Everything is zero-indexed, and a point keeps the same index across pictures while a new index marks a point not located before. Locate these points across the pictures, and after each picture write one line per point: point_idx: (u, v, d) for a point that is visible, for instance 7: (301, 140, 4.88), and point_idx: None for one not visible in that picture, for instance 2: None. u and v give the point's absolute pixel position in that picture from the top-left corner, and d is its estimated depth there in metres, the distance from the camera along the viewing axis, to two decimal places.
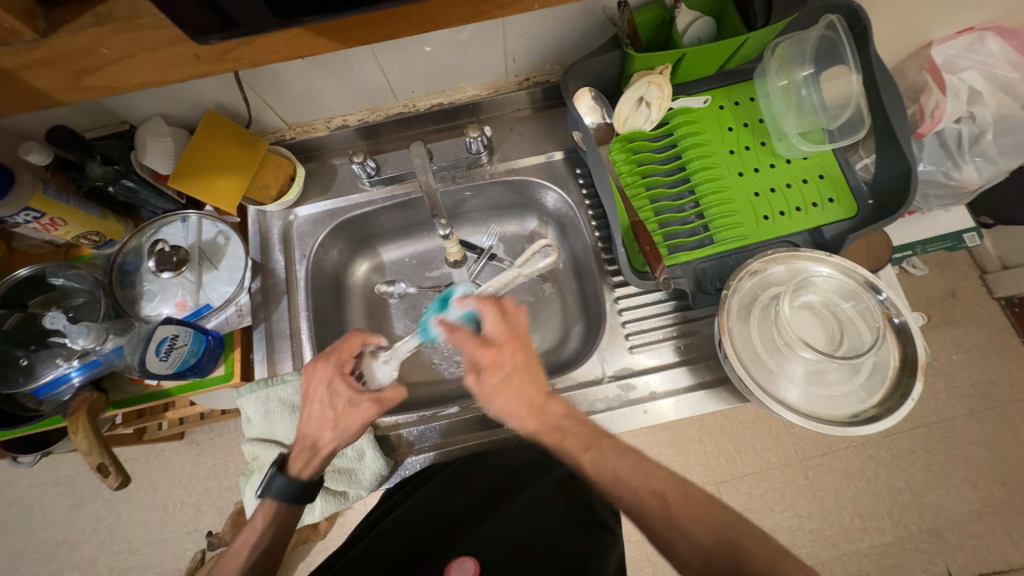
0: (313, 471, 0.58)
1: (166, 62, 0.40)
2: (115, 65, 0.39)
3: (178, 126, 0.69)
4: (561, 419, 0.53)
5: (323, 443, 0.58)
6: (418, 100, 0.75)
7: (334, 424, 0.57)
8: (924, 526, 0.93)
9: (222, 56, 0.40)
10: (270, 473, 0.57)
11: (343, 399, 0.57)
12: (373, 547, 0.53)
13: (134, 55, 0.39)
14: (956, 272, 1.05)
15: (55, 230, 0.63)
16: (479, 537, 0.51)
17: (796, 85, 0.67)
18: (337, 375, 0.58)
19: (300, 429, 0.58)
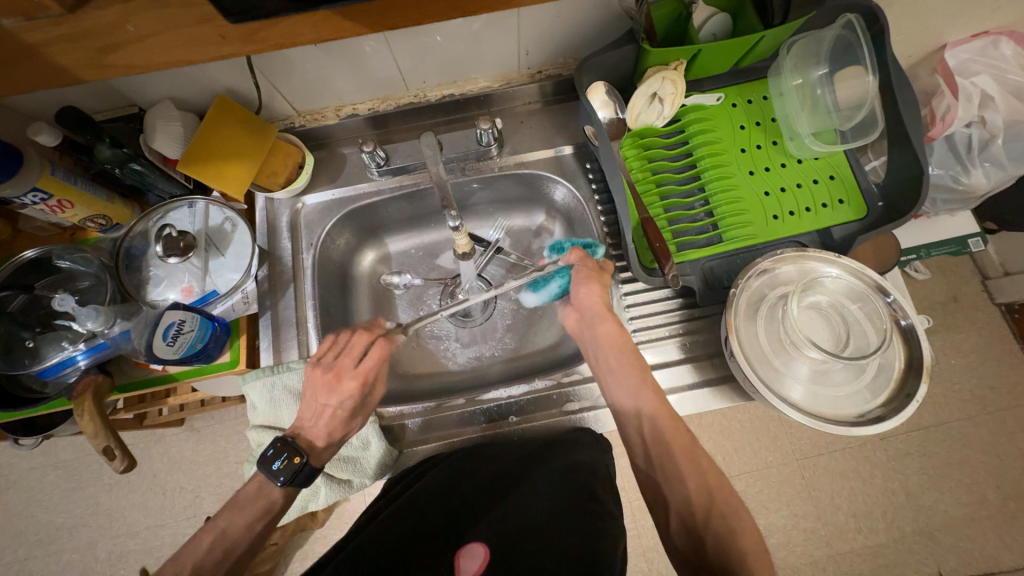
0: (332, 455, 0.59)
1: (190, 42, 0.39)
2: (139, 44, 0.38)
3: (188, 110, 0.69)
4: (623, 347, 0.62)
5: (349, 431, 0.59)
6: (429, 90, 0.75)
7: (363, 414, 0.60)
8: (918, 527, 0.94)
9: (247, 37, 0.39)
10: (301, 463, 0.55)
11: (376, 392, 0.61)
12: (376, 533, 0.53)
13: (159, 33, 0.38)
14: (957, 276, 1.05)
15: (62, 212, 0.63)
16: (487, 528, 0.52)
17: (811, 85, 0.67)
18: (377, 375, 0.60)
19: (324, 424, 0.58)
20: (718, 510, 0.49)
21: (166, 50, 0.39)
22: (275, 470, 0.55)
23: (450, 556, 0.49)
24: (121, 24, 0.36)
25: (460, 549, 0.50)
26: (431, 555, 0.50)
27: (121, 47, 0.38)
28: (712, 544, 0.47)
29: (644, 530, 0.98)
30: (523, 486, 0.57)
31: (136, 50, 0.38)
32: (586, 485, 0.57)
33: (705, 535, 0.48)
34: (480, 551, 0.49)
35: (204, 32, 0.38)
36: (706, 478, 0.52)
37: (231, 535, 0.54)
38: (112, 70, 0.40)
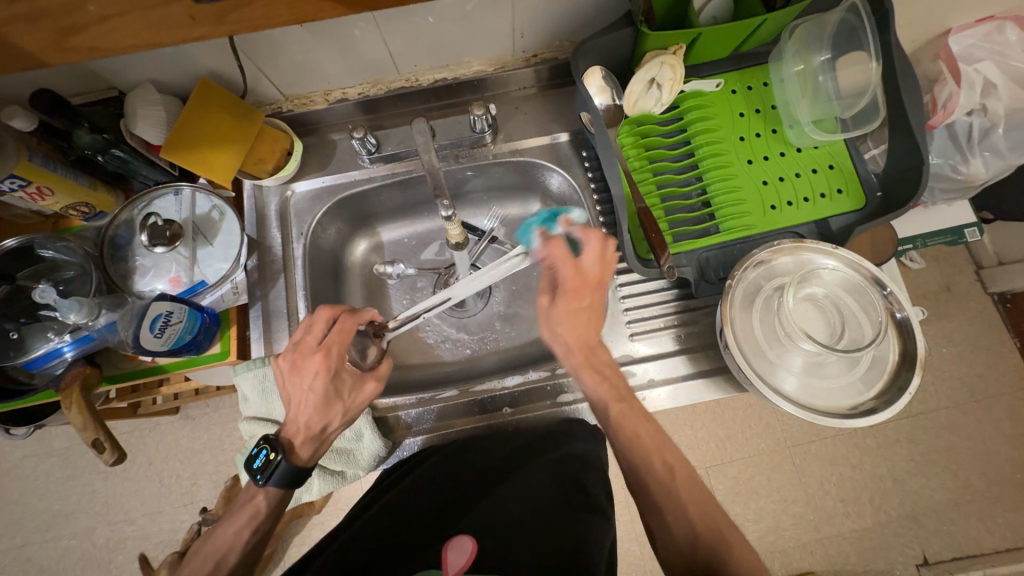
0: (315, 452, 0.57)
1: (160, 23, 0.36)
2: (103, 25, 0.36)
3: (171, 94, 0.66)
4: (607, 365, 0.56)
5: (329, 427, 0.56)
6: (421, 74, 0.72)
7: (341, 407, 0.56)
8: (903, 511, 0.95)
9: (221, 18, 0.37)
10: (276, 460, 0.54)
11: (347, 384, 0.56)
12: (368, 526, 0.53)
13: (124, 13, 0.35)
14: (951, 266, 1.05)
15: (42, 200, 0.61)
16: (481, 517, 0.52)
17: (813, 70, 0.65)
18: (338, 367, 0.55)
19: (299, 421, 0.55)
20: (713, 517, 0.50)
21: (134, 31, 0.37)
22: (257, 469, 0.54)
23: (442, 546, 0.50)
24: (82, 3, 0.34)
25: (447, 541, 0.50)
26: (420, 552, 0.50)
27: (83, 28, 0.36)
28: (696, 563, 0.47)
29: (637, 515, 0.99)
30: (514, 477, 0.57)
31: (100, 32, 0.36)
32: (574, 479, 0.59)
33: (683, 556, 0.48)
34: (469, 545, 0.49)
35: (172, 12, 0.36)
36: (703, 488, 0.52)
37: (227, 542, 0.54)
38: (77, 53, 0.38)
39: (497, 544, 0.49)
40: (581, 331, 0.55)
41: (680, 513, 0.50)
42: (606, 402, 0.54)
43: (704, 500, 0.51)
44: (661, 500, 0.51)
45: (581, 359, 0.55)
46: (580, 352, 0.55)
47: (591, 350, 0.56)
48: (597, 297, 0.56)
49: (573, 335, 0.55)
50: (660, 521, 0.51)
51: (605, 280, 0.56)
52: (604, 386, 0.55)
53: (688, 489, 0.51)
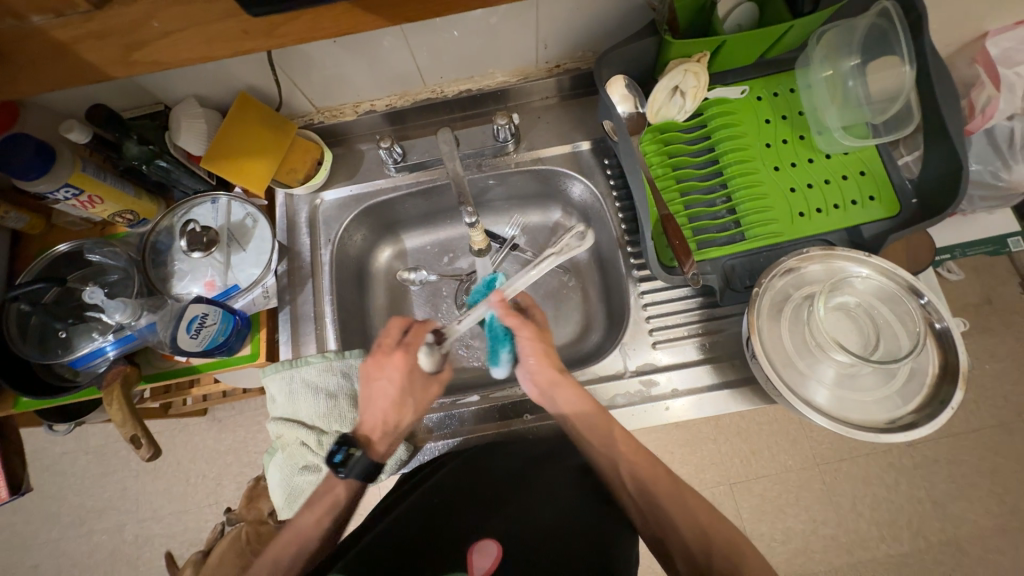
0: (391, 447, 0.61)
1: (215, 38, 0.39)
2: (163, 41, 0.38)
3: (211, 107, 0.70)
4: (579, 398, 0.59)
5: (402, 423, 0.62)
6: (446, 85, 0.74)
7: (415, 403, 0.63)
8: (944, 537, 0.90)
9: (269, 31, 0.38)
10: (357, 453, 0.58)
11: (418, 382, 0.64)
12: (388, 530, 0.53)
13: (183, 29, 0.38)
14: (993, 277, 1.00)
15: (92, 208, 0.65)
16: (505, 521, 0.52)
17: (842, 76, 0.64)
18: (415, 362, 0.63)
19: (377, 415, 0.61)
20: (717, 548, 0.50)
21: (191, 47, 0.39)
22: (337, 462, 0.57)
23: (466, 549, 0.50)
24: (146, 20, 0.36)
25: (473, 543, 0.50)
26: (441, 556, 0.50)
27: (145, 44, 0.38)
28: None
29: None
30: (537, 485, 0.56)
31: (159, 47, 0.39)
32: (602, 487, 0.58)
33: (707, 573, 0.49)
34: (493, 547, 0.49)
35: (228, 27, 0.38)
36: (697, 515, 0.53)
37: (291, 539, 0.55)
38: (139, 68, 0.40)
39: (520, 550, 0.49)
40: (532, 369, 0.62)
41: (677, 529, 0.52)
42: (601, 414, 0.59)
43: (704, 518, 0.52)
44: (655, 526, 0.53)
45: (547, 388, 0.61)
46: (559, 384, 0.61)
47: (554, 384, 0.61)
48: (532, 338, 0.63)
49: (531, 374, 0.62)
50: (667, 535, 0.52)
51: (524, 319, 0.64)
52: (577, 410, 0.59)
53: (676, 499, 0.54)
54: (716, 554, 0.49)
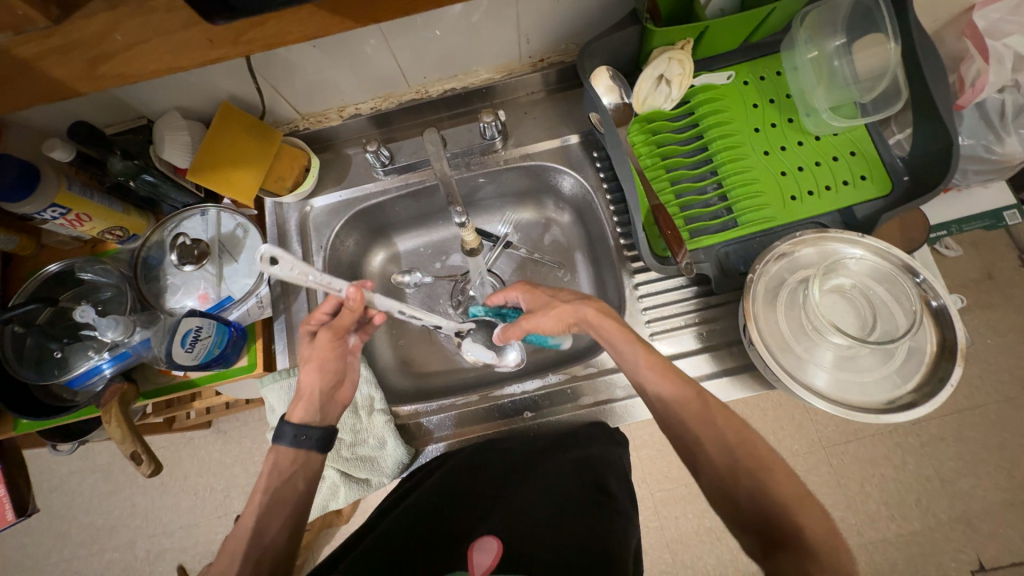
0: (300, 408, 0.56)
1: (182, 47, 0.38)
2: (128, 53, 0.38)
3: (195, 119, 0.70)
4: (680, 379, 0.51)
5: (306, 383, 0.57)
6: (430, 85, 0.74)
7: (309, 360, 0.57)
8: (953, 514, 0.90)
9: (235, 38, 0.38)
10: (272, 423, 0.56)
11: (309, 340, 0.58)
12: (383, 535, 0.52)
13: (148, 40, 0.37)
14: (992, 252, 1.00)
15: (80, 226, 0.65)
16: (502, 519, 0.51)
17: (827, 56, 0.64)
18: (310, 322, 0.59)
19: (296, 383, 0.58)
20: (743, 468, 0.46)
21: (159, 58, 0.39)
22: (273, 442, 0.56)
23: (466, 549, 0.48)
24: (109, 31, 0.36)
25: (473, 542, 0.49)
26: (442, 549, 0.49)
27: (110, 57, 0.38)
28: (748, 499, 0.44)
29: (666, 522, 0.96)
30: (531, 481, 0.57)
31: (125, 59, 0.38)
32: (597, 478, 0.58)
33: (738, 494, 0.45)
34: (494, 544, 0.48)
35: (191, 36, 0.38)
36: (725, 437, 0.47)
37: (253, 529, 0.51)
38: (108, 82, 0.40)
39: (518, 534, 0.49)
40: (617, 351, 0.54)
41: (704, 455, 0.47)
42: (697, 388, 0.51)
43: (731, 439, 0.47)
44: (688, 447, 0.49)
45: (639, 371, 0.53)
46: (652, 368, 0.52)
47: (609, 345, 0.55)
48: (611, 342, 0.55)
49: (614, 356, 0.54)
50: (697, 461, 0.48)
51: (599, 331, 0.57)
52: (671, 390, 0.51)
53: (711, 431, 0.48)
54: (742, 475, 0.45)
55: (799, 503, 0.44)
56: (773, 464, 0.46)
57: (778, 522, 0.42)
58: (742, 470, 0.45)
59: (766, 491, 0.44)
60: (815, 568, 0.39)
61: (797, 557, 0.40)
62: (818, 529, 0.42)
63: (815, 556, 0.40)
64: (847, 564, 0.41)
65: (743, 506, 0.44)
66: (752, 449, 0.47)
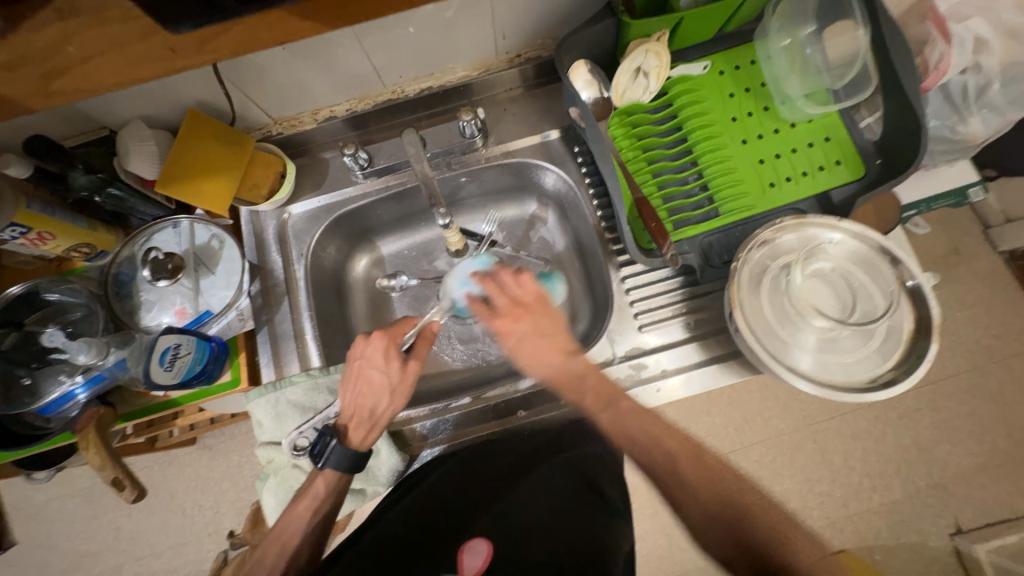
0: (368, 437, 0.58)
1: (141, 58, 0.36)
2: (83, 66, 0.36)
3: (161, 127, 0.67)
4: (581, 375, 0.56)
5: (380, 411, 0.58)
6: (406, 85, 0.72)
7: (399, 391, 0.59)
8: (931, 481, 0.94)
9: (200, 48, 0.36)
10: (330, 443, 0.57)
11: (398, 370, 0.59)
12: (379, 536, 0.53)
13: (101, 54, 0.35)
14: (957, 228, 1.04)
15: (43, 245, 0.61)
16: (491, 523, 0.51)
17: (800, 43, 0.65)
18: (394, 346, 0.60)
19: (352, 401, 0.59)
20: (740, 509, 0.49)
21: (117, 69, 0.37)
22: (316, 453, 0.58)
23: (455, 552, 0.49)
24: (61, 46, 0.34)
25: (463, 545, 0.49)
26: (432, 556, 0.49)
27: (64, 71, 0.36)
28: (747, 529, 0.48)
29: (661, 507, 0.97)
30: (529, 478, 0.57)
31: (83, 73, 0.36)
32: (590, 480, 0.58)
33: (740, 524, 0.48)
34: (484, 547, 0.48)
35: (151, 47, 0.36)
36: (728, 481, 0.52)
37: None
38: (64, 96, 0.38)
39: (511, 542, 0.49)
40: (535, 349, 0.57)
41: (690, 492, 0.51)
42: (610, 398, 0.56)
43: (718, 477, 0.52)
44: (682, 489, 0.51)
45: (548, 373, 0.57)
46: (547, 371, 0.57)
47: (564, 365, 0.57)
48: (548, 316, 0.59)
49: (529, 360, 0.57)
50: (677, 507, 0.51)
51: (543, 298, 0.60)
52: (587, 394, 0.56)
53: (701, 473, 0.52)
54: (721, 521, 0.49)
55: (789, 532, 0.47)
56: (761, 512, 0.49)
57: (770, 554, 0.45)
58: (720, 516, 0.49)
59: (746, 535, 0.47)
60: None
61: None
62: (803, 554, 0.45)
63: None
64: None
65: (739, 541, 0.48)
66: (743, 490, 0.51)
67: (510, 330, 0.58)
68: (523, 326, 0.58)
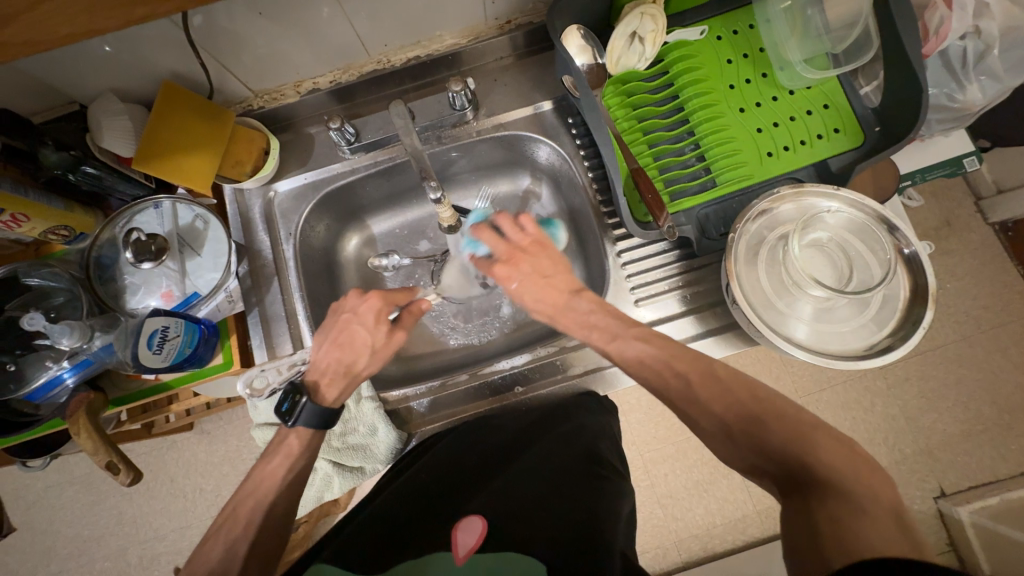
0: (338, 392, 0.57)
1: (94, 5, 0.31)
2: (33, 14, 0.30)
3: (136, 102, 0.64)
4: (589, 313, 0.54)
5: (357, 370, 0.58)
6: (392, 54, 0.69)
7: (382, 355, 0.58)
8: (918, 447, 0.96)
9: None
10: (302, 400, 0.55)
11: (383, 334, 0.58)
12: (377, 514, 0.53)
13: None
14: (949, 199, 1.04)
15: (18, 227, 0.58)
16: (488, 498, 0.51)
17: (800, 5, 0.63)
18: (388, 308, 0.59)
19: (331, 355, 0.58)
20: (759, 419, 0.43)
21: (71, 18, 0.31)
22: (284, 411, 0.56)
23: (449, 529, 0.49)
24: None
25: (457, 522, 0.49)
26: (429, 531, 0.49)
27: (9, 19, 0.29)
28: (761, 442, 0.42)
29: (656, 479, 0.99)
30: (527, 455, 0.57)
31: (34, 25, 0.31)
32: (592, 450, 0.59)
33: (744, 434, 0.43)
34: (478, 524, 0.48)
35: None
36: (738, 395, 0.45)
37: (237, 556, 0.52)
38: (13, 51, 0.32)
39: (507, 519, 0.49)
40: (538, 292, 0.56)
41: (705, 408, 0.46)
42: (616, 331, 0.53)
43: (737, 391, 0.46)
44: (691, 408, 0.47)
45: (554, 317, 0.55)
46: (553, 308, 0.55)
47: (567, 308, 0.55)
48: (548, 255, 0.57)
49: (534, 303, 0.56)
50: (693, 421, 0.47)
51: (542, 239, 0.58)
52: (593, 330, 0.54)
53: (713, 389, 0.46)
54: (738, 432, 0.44)
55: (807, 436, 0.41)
56: (787, 421, 0.43)
57: (790, 463, 0.40)
58: (736, 428, 0.44)
59: (762, 444, 0.42)
60: (838, 504, 0.37)
61: (811, 501, 0.38)
62: (833, 457, 0.40)
63: (839, 495, 0.37)
64: (887, 505, 0.37)
65: (758, 444, 0.42)
66: (764, 400, 0.45)
67: (512, 276, 0.57)
68: (522, 270, 0.56)
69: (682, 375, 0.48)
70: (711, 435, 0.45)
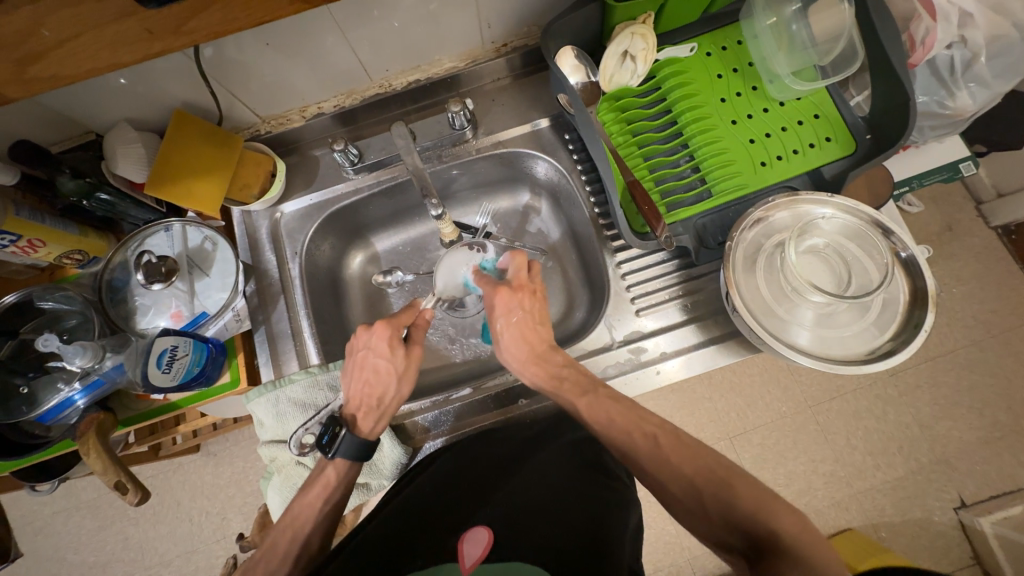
0: (379, 424, 0.59)
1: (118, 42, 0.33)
2: (61, 50, 0.32)
3: (148, 130, 0.67)
4: (562, 368, 0.57)
5: (387, 398, 0.59)
6: (393, 78, 0.72)
7: (408, 378, 0.60)
8: (933, 456, 0.94)
9: (177, 27, 0.33)
10: (342, 433, 0.57)
11: (403, 359, 0.60)
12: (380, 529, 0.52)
13: (80, 35, 0.32)
14: (950, 204, 1.05)
15: (34, 252, 0.60)
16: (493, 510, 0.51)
17: (786, 21, 0.65)
18: (397, 334, 0.60)
19: (361, 389, 0.59)
20: (719, 482, 0.46)
21: (94, 54, 0.33)
22: (324, 443, 0.57)
23: (455, 539, 0.49)
24: (33, 27, 0.30)
25: (464, 532, 0.50)
26: (433, 543, 0.49)
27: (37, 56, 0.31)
28: (725, 509, 0.45)
29: None
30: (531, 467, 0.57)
31: (59, 59, 0.33)
32: (595, 459, 0.59)
33: (708, 500, 0.46)
34: (483, 535, 0.49)
35: (128, 27, 0.32)
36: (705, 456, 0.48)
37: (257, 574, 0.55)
38: (39, 84, 0.34)
39: (513, 530, 0.49)
40: (519, 337, 0.60)
41: (674, 469, 0.48)
42: (588, 388, 0.56)
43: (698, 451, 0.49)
44: (658, 465, 0.49)
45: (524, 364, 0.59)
46: (529, 364, 0.59)
47: (541, 358, 0.58)
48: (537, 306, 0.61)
49: (512, 344, 0.59)
50: (659, 482, 0.48)
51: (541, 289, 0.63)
52: (562, 382, 0.57)
53: (681, 450, 0.49)
54: (707, 492, 0.46)
55: (765, 501, 0.44)
56: (745, 485, 0.45)
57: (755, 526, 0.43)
58: (704, 488, 0.46)
59: (730, 510, 0.44)
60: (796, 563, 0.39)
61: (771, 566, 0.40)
62: (791, 524, 0.42)
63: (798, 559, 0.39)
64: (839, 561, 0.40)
65: (722, 509, 0.45)
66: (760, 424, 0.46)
67: (506, 314, 0.60)
68: (515, 315, 0.60)
69: (652, 436, 0.51)
70: (676, 500, 0.47)
